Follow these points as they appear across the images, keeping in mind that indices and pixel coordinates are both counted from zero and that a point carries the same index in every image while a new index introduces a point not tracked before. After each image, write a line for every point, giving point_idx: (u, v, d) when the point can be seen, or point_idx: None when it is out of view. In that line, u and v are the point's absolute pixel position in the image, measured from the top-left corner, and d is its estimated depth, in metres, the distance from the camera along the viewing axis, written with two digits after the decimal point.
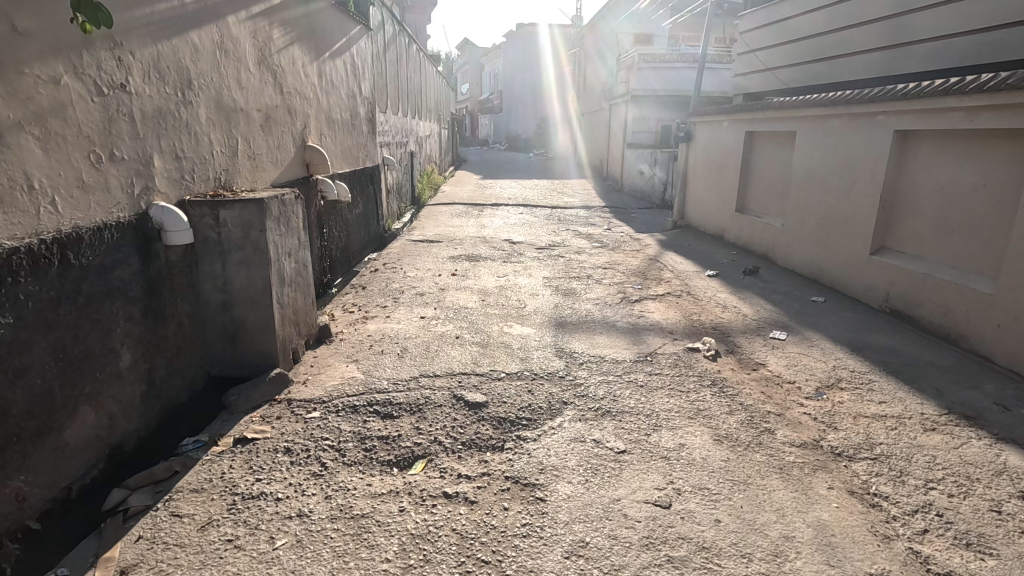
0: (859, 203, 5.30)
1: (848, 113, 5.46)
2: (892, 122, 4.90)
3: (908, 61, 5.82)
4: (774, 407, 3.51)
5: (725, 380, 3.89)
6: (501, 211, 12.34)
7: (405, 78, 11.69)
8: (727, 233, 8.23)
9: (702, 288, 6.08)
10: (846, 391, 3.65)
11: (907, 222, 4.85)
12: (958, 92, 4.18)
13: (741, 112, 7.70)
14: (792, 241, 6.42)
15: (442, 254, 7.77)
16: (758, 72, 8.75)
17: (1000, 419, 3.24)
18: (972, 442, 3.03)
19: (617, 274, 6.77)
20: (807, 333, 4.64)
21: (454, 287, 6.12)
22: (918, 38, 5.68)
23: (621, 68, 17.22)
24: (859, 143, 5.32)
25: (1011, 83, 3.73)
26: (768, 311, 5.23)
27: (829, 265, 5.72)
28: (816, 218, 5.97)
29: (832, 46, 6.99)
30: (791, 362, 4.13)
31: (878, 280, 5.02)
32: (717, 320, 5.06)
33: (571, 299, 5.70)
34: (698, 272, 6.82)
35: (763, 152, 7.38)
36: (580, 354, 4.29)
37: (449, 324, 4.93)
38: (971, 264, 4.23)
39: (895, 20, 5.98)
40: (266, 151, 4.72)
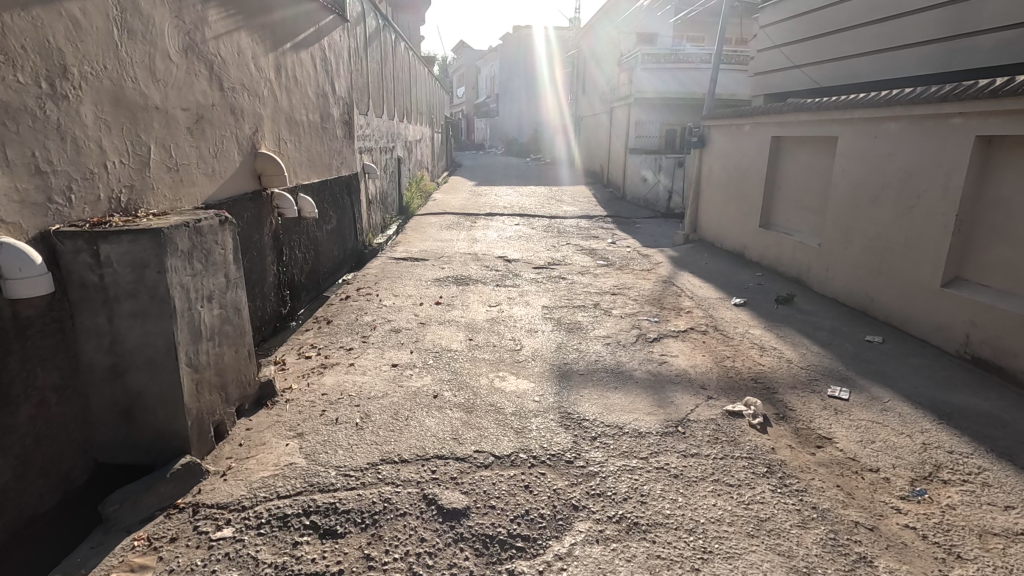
0: (925, 223, 4.36)
1: (910, 115, 4.55)
2: (972, 126, 3.98)
3: (974, 54, 4.94)
4: (862, 515, 2.57)
5: (785, 466, 2.95)
6: (496, 222, 11.41)
7: (392, 76, 10.77)
8: (748, 250, 7.34)
9: (732, 322, 5.14)
10: (952, 488, 2.74)
11: (992, 249, 3.94)
12: None
13: (766, 115, 6.79)
14: (832, 264, 5.51)
15: (426, 276, 6.82)
16: (783, 69, 7.85)
17: None
18: None
19: (628, 302, 5.83)
20: (876, 391, 3.70)
21: (437, 320, 5.16)
22: (987, 26, 4.79)
23: (623, 69, 16.36)
24: (925, 151, 4.39)
25: None
26: (817, 356, 4.30)
27: (885, 296, 4.80)
28: (865, 239, 5.05)
29: (874, 39, 6.08)
30: (865, 437, 3.19)
31: (953, 318, 4.10)
32: (757, 369, 4.12)
33: (576, 338, 4.76)
34: (722, 299, 5.89)
35: (793, 160, 6.47)
36: (591, 423, 3.34)
37: (427, 376, 3.97)
38: None
39: (958, 4, 5.08)
40: (197, 160, 3.75)
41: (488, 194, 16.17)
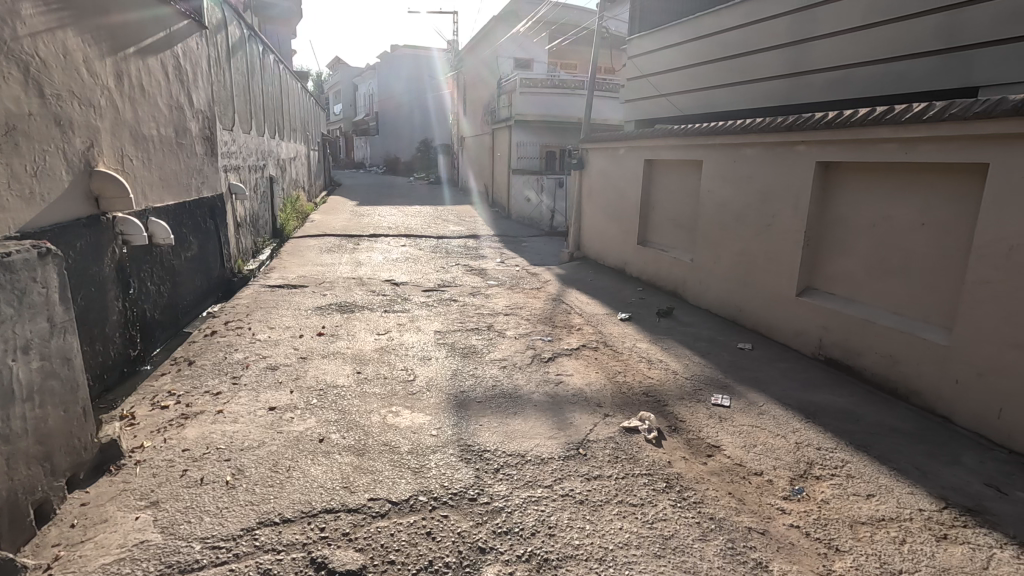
0: (781, 238, 4.87)
1: (762, 142, 5.07)
2: (814, 153, 4.52)
3: (809, 90, 5.83)
4: (754, 520, 2.68)
5: (681, 478, 3.03)
6: (381, 244, 11.00)
7: (260, 90, 10.04)
8: (629, 266, 7.73)
9: (620, 338, 5.32)
10: (825, 483, 2.98)
11: (836, 261, 4.49)
12: (892, 122, 3.79)
13: (638, 139, 7.24)
14: (705, 278, 5.96)
15: (306, 304, 6.31)
16: (648, 97, 8.56)
17: (1005, 510, 2.75)
18: (997, 555, 2.44)
19: (521, 322, 5.83)
20: (753, 397, 3.99)
21: (321, 354, 4.75)
22: (819, 67, 5.69)
23: (503, 92, 16.77)
24: (777, 176, 4.91)
25: (954, 113, 3.39)
26: (698, 366, 4.57)
27: (751, 306, 5.28)
28: (732, 254, 5.52)
29: (728, 72, 6.91)
30: (748, 442, 3.40)
31: (809, 324, 4.60)
32: (647, 383, 4.26)
33: (471, 363, 4.62)
34: (609, 315, 6.10)
35: (664, 181, 6.95)
36: (492, 453, 3.21)
37: (311, 418, 3.59)
38: (914, 310, 3.87)
39: (794, 47, 5.99)
40: (7, 180, 3.09)
41: (372, 214, 15.62)
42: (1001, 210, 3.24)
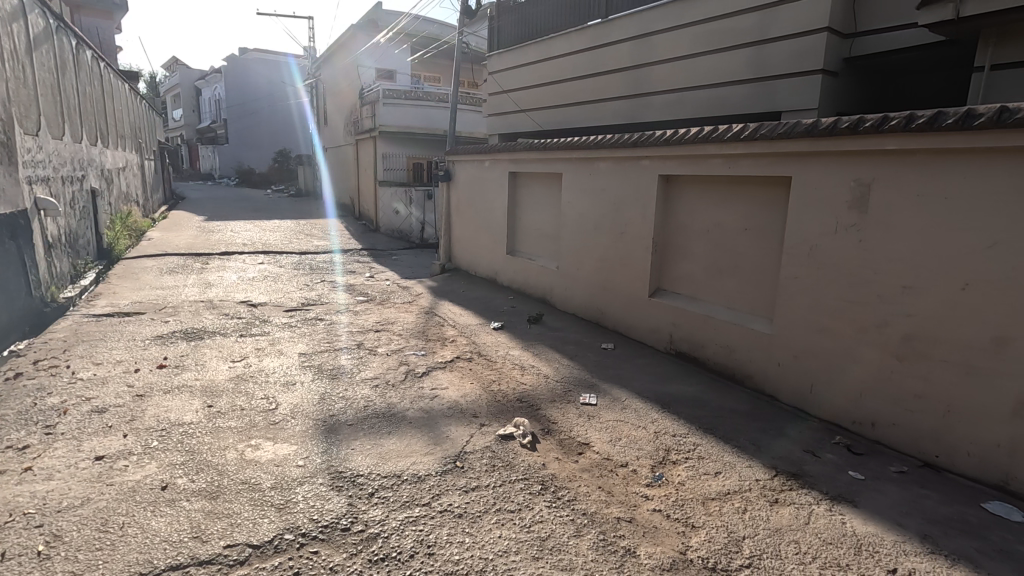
0: (633, 245, 5.31)
1: (613, 156, 5.48)
2: (656, 166, 5.00)
3: (648, 110, 6.87)
4: (622, 509, 2.86)
5: (555, 478, 3.13)
6: (235, 262, 10.07)
7: (75, 90, 8.72)
8: (499, 275, 7.91)
9: (493, 347, 5.40)
10: (680, 466, 3.28)
11: (679, 264, 5.00)
12: (717, 140, 4.32)
13: (501, 152, 7.45)
14: (569, 284, 6.30)
15: (142, 334, 5.55)
16: (510, 112, 9.25)
17: (819, 471, 3.22)
18: (816, 511, 2.84)
19: (393, 337, 5.67)
20: (616, 394, 4.27)
21: (163, 389, 4.20)
22: (656, 90, 6.74)
23: (366, 102, 16.33)
24: (627, 187, 5.34)
25: (764, 133, 3.94)
26: (567, 368, 4.79)
27: (612, 308, 5.67)
28: (592, 260, 5.89)
29: (581, 91, 7.78)
30: (614, 436, 3.63)
31: (661, 321, 5.07)
32: (520, 389, 4.37)
33: (340, 384, 4.39)
34: (482, 324, 6.18)
35: (527, 193, 7.23)
36: (366, 477, 3.06)
37: (152, 463, 3.15)
38: (743, 304, 4.44)
39: (637, 72, 6.98)
40: None
41: (223, 230, 14.26)
42: (802, 216, 3.83)
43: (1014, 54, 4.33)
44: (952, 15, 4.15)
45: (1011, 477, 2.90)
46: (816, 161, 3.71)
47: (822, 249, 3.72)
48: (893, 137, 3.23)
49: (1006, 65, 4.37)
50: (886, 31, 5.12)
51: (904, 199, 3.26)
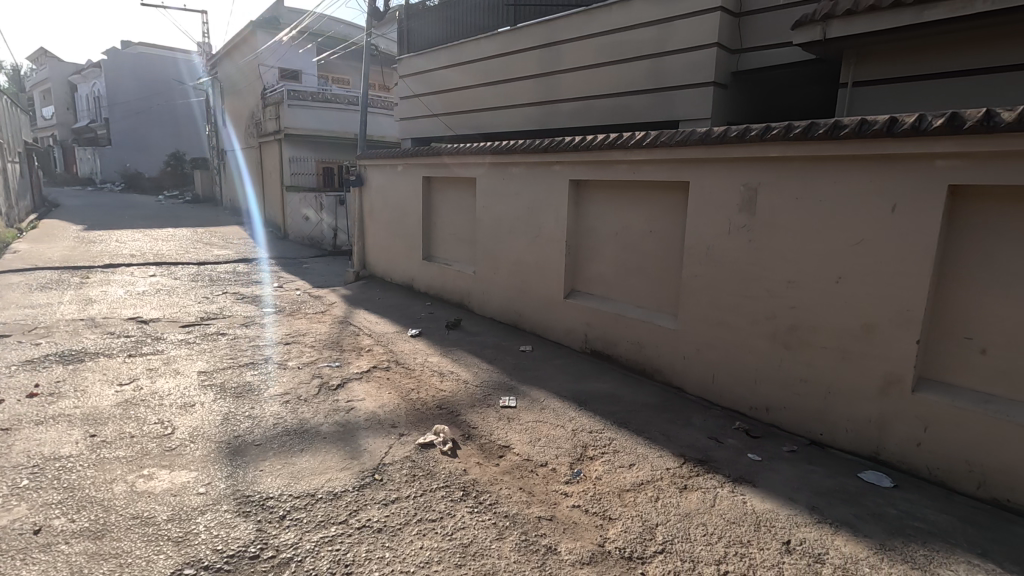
0: (548, 248, 5.43)
1: (525, 162, 5.58)
2: (567, 172, 5.14)
3: (559, 116, 7.11)
4: (543, 508, 2.90)
5: (477, 483, 3.13)
6: (121, 275, 9.17)
7: None
8: (416, 281, 7.80)
9: (411, 354, 5.30)
10: (597, 461, 3.38)
11: (591, 266, 5.18)
12: (622, 147, 4.52)
13: (414, 157, 7.35)
14: (487, 288, 6.33)
15: (7, 359, 4.90)
16: (424, 116, 9.23)
17: (723, 455, 3.45)
18: (721, 493, 3.04)
19: (304, 350, 5.41)
20: (535, 395, 4.33)
21: (34, 420, 3.73)
22: (565, 97, 6.99)
23: (269, 103, 15.51)
24: (540, 192, 5.45)
25: (664, 140, 4.17)
26: (486, 372, 4.80)
27: (529, 310, 5.77)
28: (508, 264, 5.96)
29: (494, 97, 7.91)
30: (533, 437, 3.68)
31: (576, 322, 5.22)
32: (440, 396, 4.32)
33: (247, 403, 4.12)
34: (399, 332, 6.05)
35: (442, 198, 7.18)
36: (277, 499, 2.89)
37: (21, 505, 2.78)
38: (651, 302, 4.67)
39: (547, 79, 7.21)
40: None
41: (107, 240, 12.94)
42: (701, 218, 4.09)
43: (872, 72, 4.91)
44: (821, 36, 4.63)
45: (881, 447, 3.27)
46: (710, 167, 3.99)
47: (718, 249, 4.00)
48: (776, 145, 3.53)
49: (866, 82, 4.94)
50: (767, 48, 5.62)
51: (786, 202, 3.58)
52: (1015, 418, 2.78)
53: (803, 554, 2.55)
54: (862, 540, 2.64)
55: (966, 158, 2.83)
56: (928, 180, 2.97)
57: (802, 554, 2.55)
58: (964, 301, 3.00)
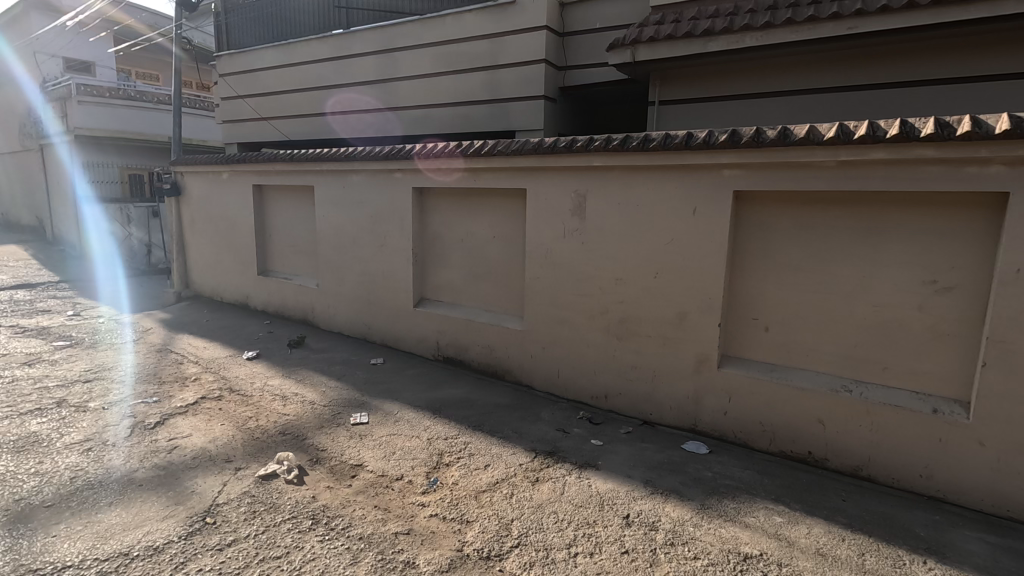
0: (394, 257, 5.34)
1: (365, 169, 5.41)
2: (409, 179, 5.09)
3: (398, 124, 7.12)
4: (399, 523, 2.83)
5: (328, 508, 2.95)
6: None
7: None
8: (251, 299, 7.15)
9: (248, 379, 4.83)
10: (453, 467, 3.40)
11: (439, 273, 5.20)
12: (462, 155, 4.59)
13: (240, 163, 6.73)
14: (332, 301, 6.03)
15: None
16: (251, 120, 8.60)
17: (570, 444, 3.68)
18: (569, 480, 3.24)
19: (112, 386, 4.65)
20: (387, 408, 4.22)
21: None
22: (403, 105, 7.03)
23: (50, 98, 13.11)
24: (382, 200, 5.33)
25: (500, 149, 4.33)
26: (335, 390, 4.56)
27: (378, 322, 5.61)
28: (354, 275, 5.74)
29: (330, 102, 7.66)
30: (387, 451, 3.58)
31: (427, 330, 5.20)
32: (282, 421, 4.00)
33: (32, 457, 3.41)
34: (233, 356, 5.49)
35: (276, 207, 6.68)
36: (77, 568, 2.43)
37: None
38: (498, 305, 4.82)
39: (384, 86, 7.17)
40: None
41: None
42: (538, 223, 4.33)
43: (674, 93, 5.63)
44: (631, 59, 5.19)
45: (698, 419, 3.74)
46: (544, 174, 4.23)
47: (555, 252, 4.26)
48: (598, 155, 3.87)
49: (670, 101, 5.65)
50: (588, 67, 6.15)
51: (610, 207, 3.94)
52: (792, 382, 3.38)
53: (640, 524, 2.82)
54: (686, 503, 3.00)
55: (744, 168, 3.37)
56: (719, 187, 3.48)
57: (639, 525, 2.81)
58: (751, 288, 3.57)
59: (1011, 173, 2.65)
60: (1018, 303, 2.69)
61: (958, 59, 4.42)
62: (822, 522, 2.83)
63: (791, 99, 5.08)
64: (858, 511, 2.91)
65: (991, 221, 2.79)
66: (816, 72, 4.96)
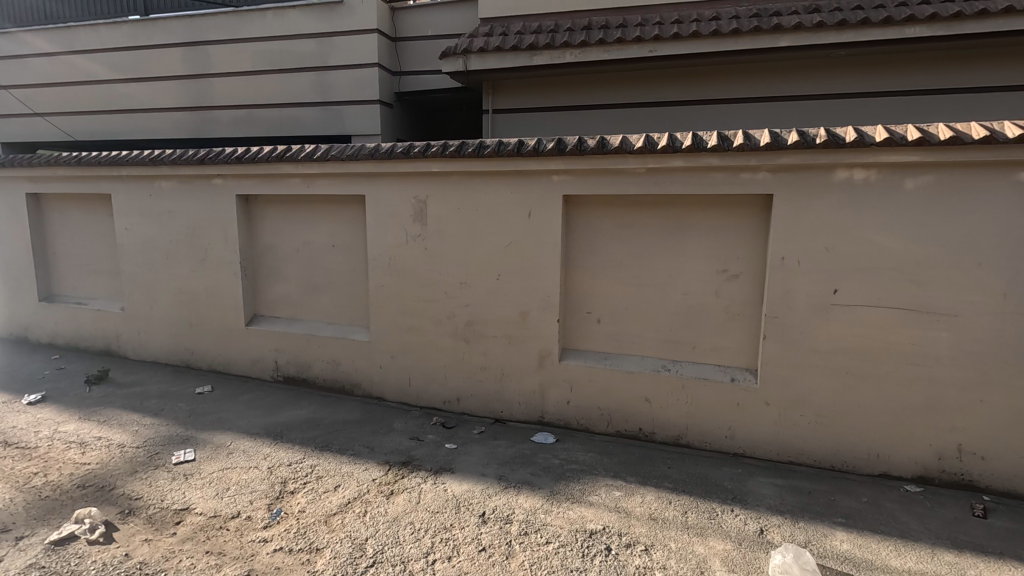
0: (217, 271, 4.82)
1: (176, 175, 4.81)
2: (231, 186, 4.64)
3: (216, 125, 6.57)
4: (237, 566, 2.56)
5: (145, 564, 2.56)
6: None
7: None
8: (30, 330, 5.94)
9: (29, 428, 3.99)
10: (299, 494, 3.17)
11: (273, 287, 4.82)
12: (291, 160, 4.31)
13: (5, 167, 5.55)
14: (142, 326, 5.26)
15: None
16: (26, 117, 7.38)
17: (424, 452, 3.65)
18: (424, 488, 3.21)
19: None
20: (218, 440, 3.79)
21: None
22: (221, 104, 6.51)
23: None
24: (200, 209, 4.78)
25: (334, 154, 4.15)
26: (150, 428, 3.97)
27: (203, 345, 5.03)
28: (168, 295, 5.07)
29: (131, 98, 6.85)
30: (220, 487, 3.22)
31: (263, 349, 4.79)
32: (81, 472, 3.38)
33: None
34: (6, 401, 4.50)
35: (59, 220, 5.63)
36: None
37: None
38: (341, 317, 4.61)
39: (197, 82, 6.58)
40: None
41: None
42: (379, 230, 4.22)
43: (506, 102, 5.88)
44: (463, 68, 5.31)
45: (544, 411, 3.96)
46: (382, 180, 4.14)
47: (399, 258, 4.19)
48: (435, 161, 3.89)
49: (503, 110, 5.89)
50: (423, 74, 6.22)
51: (451, 212, 3.99)
52: (622, 368, 3.73)
53: (496, 520, 2.89)
54: (537, 493, 3.15)
55: (570, 174, 3.64)
56: (549, 191, 3.72)
57: (495, 521, 2.88)
58: (583, 285, 3.86)
59: (774, 178, 3.22)
60: (785, 284, 3.28)
61: (734, 83, 5.28)
62: (654, 490, 3.16)
63: (609, 112, 5.62)
64: (681, 475, 3.31)
65: (763, 218, 3.37)
66: (627, 88, 5.55)
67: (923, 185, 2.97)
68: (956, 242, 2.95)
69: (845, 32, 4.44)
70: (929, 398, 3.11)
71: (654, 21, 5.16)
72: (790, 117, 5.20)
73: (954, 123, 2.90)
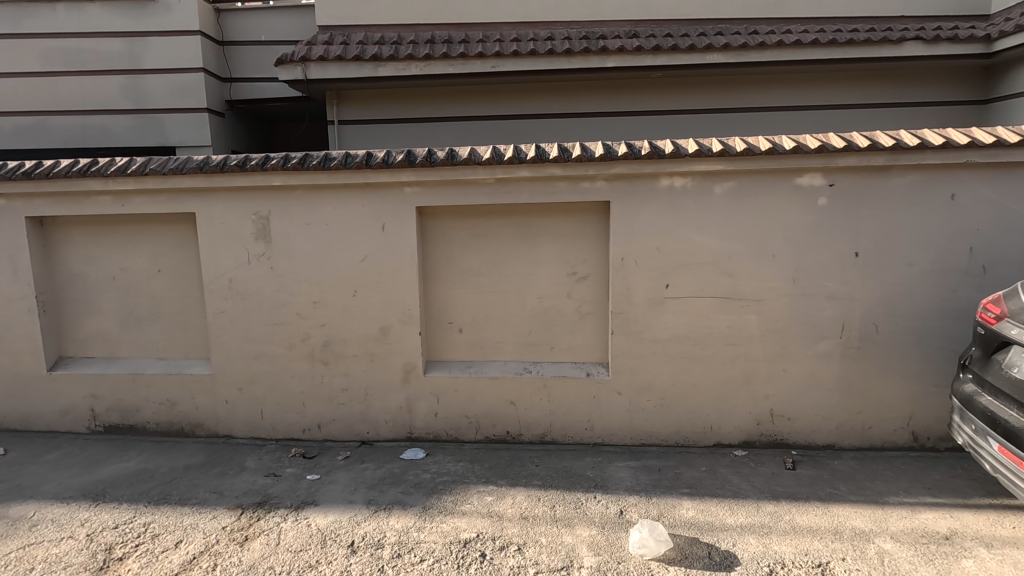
0: (5, 309, 4.01)
1: None
2: (18, 207, 3.89)
3: None
4: None
5: None
6: None
7: None
8: None
9: None
10: (129, 559, 2.74)
11: (84, 323, 4.13)
12: (98, 175, 3.74)
13: None
14: None
15: None
16: None
17: (282, 488, 3.37)
18: (284, 527, 2.96)
19: None
20: (16, 513, 3.14)
21: None
22: None
23: None
24: None
25: (153, 168, 3.69)
26: None
27: None
28: None
29: None
30: (20, 569, 2.67)
31: (74, 397, 4.08)
32: None
33: None
34: None
35: None
36: None
37: None
38: (173, 351, 4.10)
39: None
40: None
41: None
42: (214, 251, 3.83)
43: (352, 113, 5.70)
44: (302, 76, 5.05)
45: (412, 427, 3.88)
46: (215, 196, 3.76)
47: (240, 280, 3.84)
48: (276, 174, 3.64)
49: (350, 121, 5.70)
50: (258, 81, 5.80)
51: (297, 228, 3.75)
52: (485, 375, 3.80)
53: (366, 547, 2.77)
54: (409, 511, 3.07)
55: (421, 186, 3.63)
56: (402, 204, 3.67)
57: (365, 548, 2.76)
58: (442, 296, 3.87)
59: (610, 187, 3.52)
60: (626, 283, 3.59)
61: (572, 99, 5.68)
62: (523, 490, 3.25)
63: (458, 124, 5.72)
64: (547, 472, 3.45)
65: (603, 223, 3.66)
66: (474, 101, 5.69)
67: (727, 190, 3.45)
68: (755, 237, 3.47)
69: (659, 55, 5.02)
70: (746, 372, 3.60)
71: (495, 38, 5.37)
72: (622, 131, 5.72)
73: (747, 138, 3.41)
